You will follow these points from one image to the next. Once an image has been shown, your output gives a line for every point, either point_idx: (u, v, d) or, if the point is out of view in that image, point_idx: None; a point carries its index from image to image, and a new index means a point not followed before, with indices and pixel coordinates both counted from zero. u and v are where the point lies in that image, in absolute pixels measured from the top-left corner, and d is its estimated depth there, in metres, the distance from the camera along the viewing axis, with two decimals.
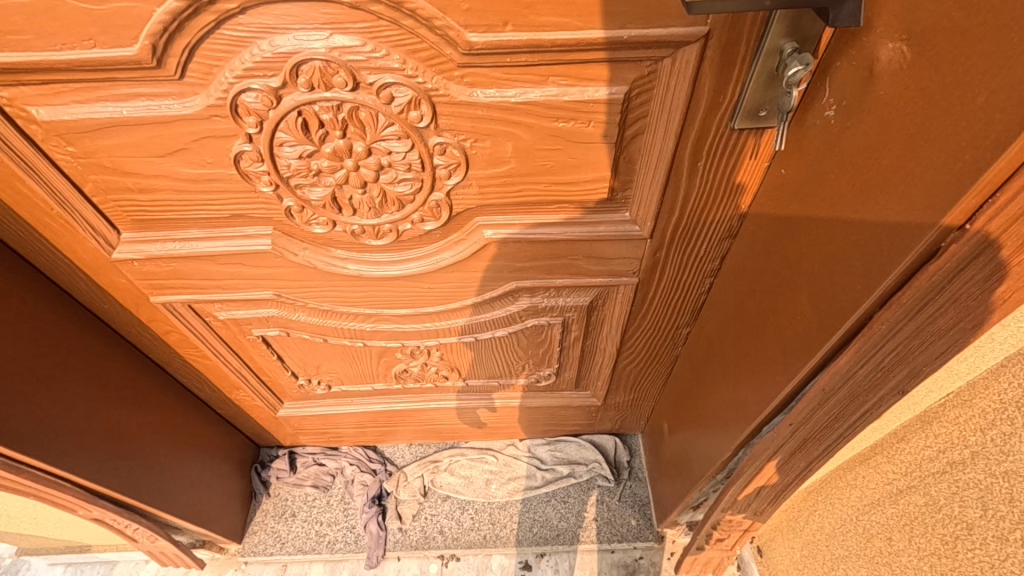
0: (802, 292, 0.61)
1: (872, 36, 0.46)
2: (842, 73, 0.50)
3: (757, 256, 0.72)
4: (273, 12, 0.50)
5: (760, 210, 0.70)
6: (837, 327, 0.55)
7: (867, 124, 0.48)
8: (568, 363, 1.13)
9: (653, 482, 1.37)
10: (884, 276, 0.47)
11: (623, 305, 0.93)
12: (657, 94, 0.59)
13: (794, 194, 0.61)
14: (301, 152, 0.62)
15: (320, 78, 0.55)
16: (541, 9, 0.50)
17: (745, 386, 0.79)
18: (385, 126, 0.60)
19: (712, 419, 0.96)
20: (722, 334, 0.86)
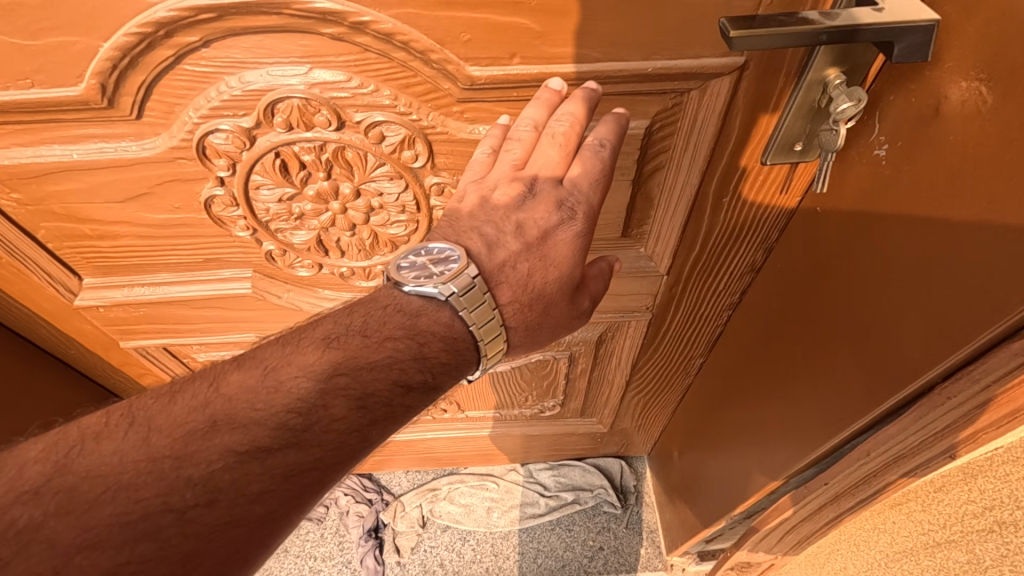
0: (840, 345, 0.55)
1: (939, 72, 0.39)
2: (897, 109, 0.44)
3: (785, 296, 0.66)
4: (241, 45, 0.43)
5: (788, 247, 0.64)
6: (886, 391, 0.49)
7: (928, 173, 0.42)
8: (575, 392, 1.06)
9: (662, 508, 1.32)
10: (953, 347, 0.42)
11: (635, 338, 0.87)
12: (683, 127, 0.52)
13: (831, 237, 0.55)
14: (280, 195, 0.55)
15: (299, 118, 0.48)
16: (553, 39, 0.43)
17: (772, 432, 0.74)
18: (375, 166, 0.53)
19: (729, 456, 0.90)
20: (742, 371, 0.80)
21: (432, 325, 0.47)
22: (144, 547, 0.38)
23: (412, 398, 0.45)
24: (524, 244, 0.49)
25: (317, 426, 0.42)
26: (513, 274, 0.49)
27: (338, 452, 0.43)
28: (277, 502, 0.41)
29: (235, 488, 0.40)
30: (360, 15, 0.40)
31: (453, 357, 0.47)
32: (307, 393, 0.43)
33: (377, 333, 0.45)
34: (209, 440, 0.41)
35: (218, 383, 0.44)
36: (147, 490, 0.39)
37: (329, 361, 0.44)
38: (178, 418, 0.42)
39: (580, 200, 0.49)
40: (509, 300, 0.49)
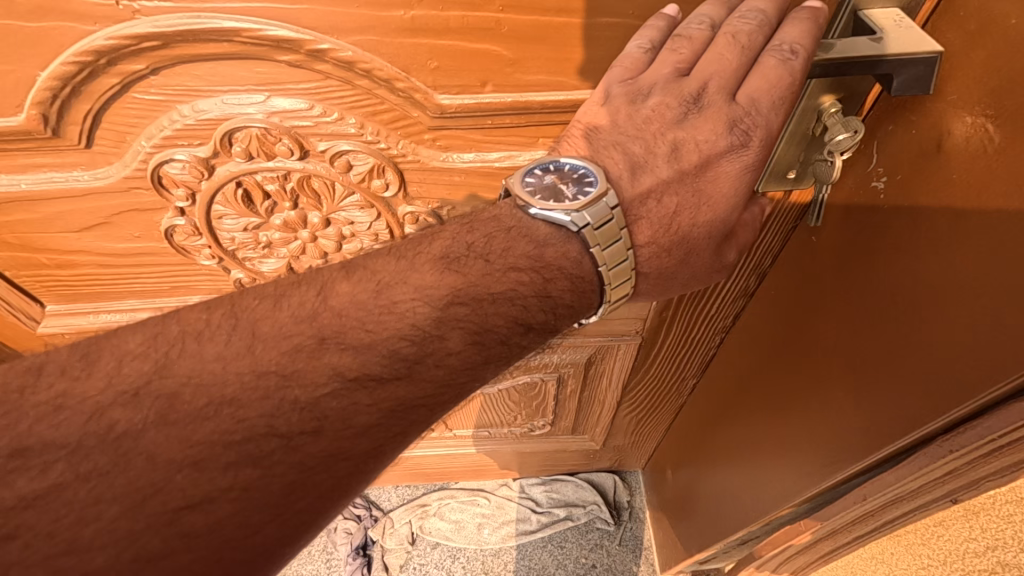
0: (833, 384, 0.52)
1: (942, 105, 0.37)
2: (896, 141, 0.41)
3: (777, 326, 0.63)
4: (193, 72, 0.40)
5: (782, 275, 0.61)
6: (882, 438, 0.46)
7: (928, 212, 0.39)
8: (566, 412, 1.04)
9: (656, 524, 1.29)
10: (953, 400, 0.39)
11: (625, 360, 0.84)
12: None
13: (824, 270, 0.52)
14: (245, 225, 0.52)
15: (259, 147, 0.45)
16: (527, 66, 0.40)
17: (766, 462, 0.71)
18: (344, 196, 0.50)
19: (723, 481, 0.87)
20: (736, 397, 0.77)
21: (558, 259, 0.40)
22: (249, 473, 0.35)
23: (529, 335, 0.42)
24: (680, 172, 0.40)
25: (430, 359, 0.39)
26: (656, 208, 0.41)
27: (452, 387, 0.40)
28: (386, 436, 0.38)
29: (349, 415, 0.37)
30: (317, 42, 0.37)
31: (575, 303, 0.42)
32: (424, 320, 0.39)
33: (502, 260, 0.40)
34: (318, 359, 0.37)
35: (326, 294, 0.39)
36: (251, 408, 0.35)
37: (450, 286, 0.39)
38: (282, 325, 0.38)
39: (758, 124, 0.38)
40: (648, 240, 0.42)
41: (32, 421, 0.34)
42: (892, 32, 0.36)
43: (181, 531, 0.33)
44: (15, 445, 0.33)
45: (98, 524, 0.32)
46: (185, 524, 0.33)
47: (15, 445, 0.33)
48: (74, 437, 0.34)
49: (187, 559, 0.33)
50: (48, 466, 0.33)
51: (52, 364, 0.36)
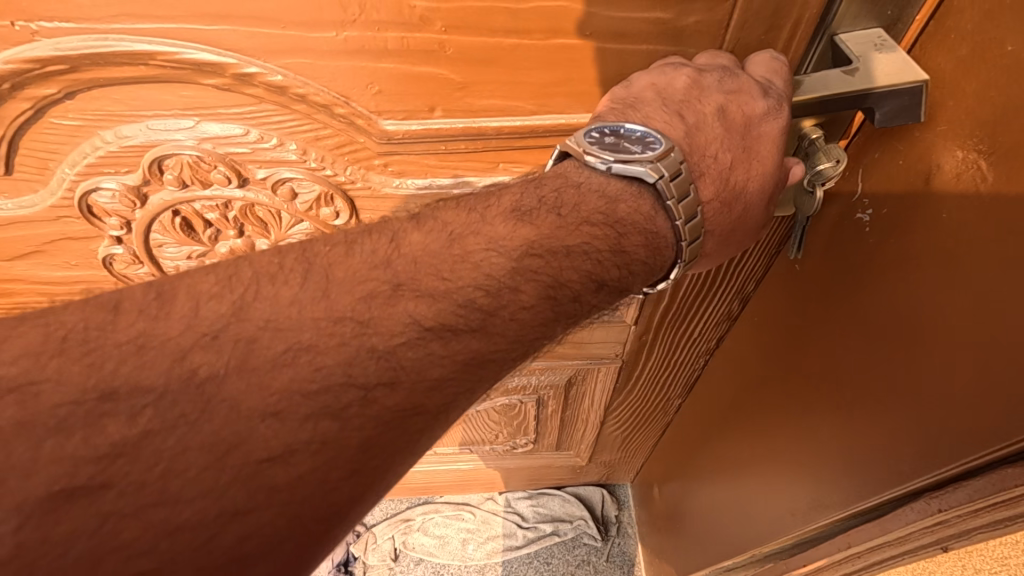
0: (816, 425, 0.49)
1: (931, 137, 0.33)
2: (879, 173, 0.38)
3: (758, 356, 0.60)
4: (112, 96, 0.36)
5: (763, 303, 0.58)
6: (868, 487, 0.43)
7: (915, 252, 0.35)
8: (548, 430, 1.00)
9: (644, 539, 1.26)
10: (945, 458, 0.35)
11: (606, 382, 0.81)
12: None
13: (804, 303, 0.48)
14: (188, 253, 0.49)
15: (192, 176, 0.41)
16: (478, 90, 0.36)
17: (748, 493, 0.68)
18: (292, 224, 0.47)
19: (708, 504, 0.84)
20: (719, 422, 0.74)
21: (632, 216, 0.35)
22: (326, 428, 0.30)
23: (604, 291, 0.36)
24: (727, 128, 0.35)
25: (502, 311, 0.33)
26: (715, 164, 0.36)
27: (523, 345, 0.34)
28: (458, 393, 0.33)
29: (416, 373, 0.31)
30: (242, 66, 0.34)
31: (648, 265, 0.36)
32: (499, 271, 0.33)
33: (573, 211, 0.34)
34: (393, 307, 0.32)
35: (398, 242, 0.34)
36: (330, 356, 0.30)
37: (524, 237, 0.34)
38: (355, 269, 0.32)
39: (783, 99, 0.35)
40: (712, 200, 0.36)
41: (117, 362, 0.29)
42: (861, 64, 0.34)
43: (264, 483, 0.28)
44: (103, 386, 0.28)
45: (186, 477, 0.27)
46: (267, 479, 0.28)
47: (100, 387, 0.28)
48: (160, 381, 0.29)
49: (267, 520, 0.28)
50: (136, 412, 0.28)
51: (127, 302, 0.31)
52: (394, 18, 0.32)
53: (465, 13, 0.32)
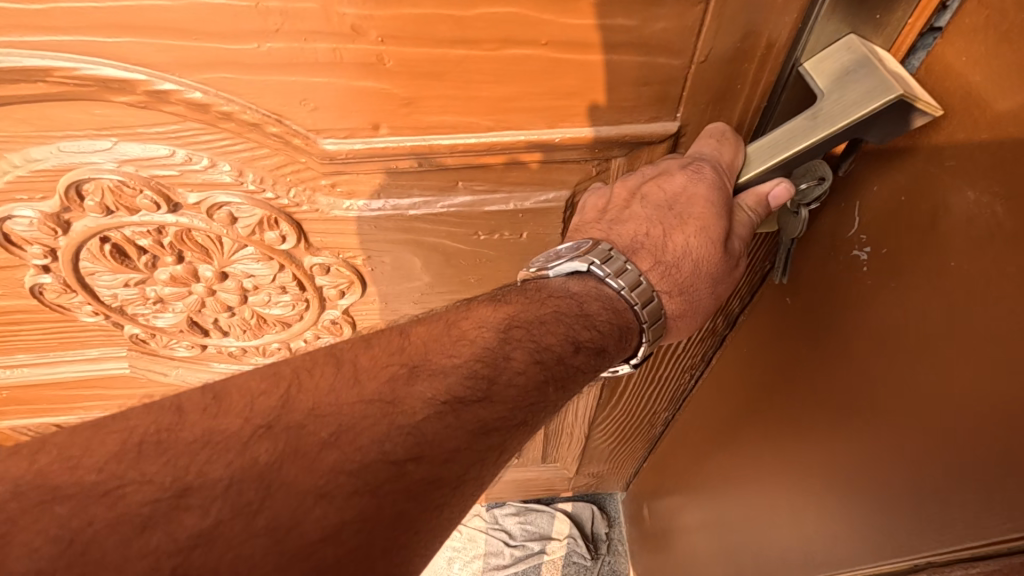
0: (808, 469, 0.46)
1: (940, 172, 0.30)
2: (877, 208, 0.34)
3: (749, 387, 0.56)
4: (15, 116, 0.32)
5: (753, 332, 0.55)
6: (859, 546, 0.40)
7: (919, 297, 0.32)
8: (532, 444, 0.97)
9: (634, 557, 1.23)
10: (946, 539, 0.32)
11: (589, 398, 0.78)
12: None
13: (796, 339, 0.45)
14: (125, 281, 0.45)
15: (116, 201, 0.37)
16: (427, 106, 0.33)
17: (738, 529, 0.65)
18: (237, 250, 0.43)
19: (697, 531, 0.81)
20: (708, 448, 0.71)
21: (583, 293, 0.34)
22: (359, 504, 0.26)
23: (586, 356, 0.33)
24: (653, 207, 0.35)
25: (504, 377, 0.30)
26: (649, 242, 0.35)
27: (526, 413, 0.31)
28: (472, 466, 0.29)
29: (423, 436, 0.28)
30: (155, 82, 0.30)
31: (613, 326, 0.34)
32: (489, 344, 0.31)
33: (535, 291, 0.34)
34: (410, 385, 0.29)
35: (405, 334, 0.32)
36: (365, 434, 0.27)
37: (504, 314, 0.33)
38: (376, 356, 0.30)
39: (703, 165, 0.34)
40: (651, 270, 0.35)
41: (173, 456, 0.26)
42: (826, 104, 0.31)
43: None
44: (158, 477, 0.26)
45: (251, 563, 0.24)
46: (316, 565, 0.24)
47: (174, 483, 0.25)
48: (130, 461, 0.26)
49: None
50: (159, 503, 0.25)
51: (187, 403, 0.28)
52: (323, 28, 0.28)
53: (404, 22, 0.29)
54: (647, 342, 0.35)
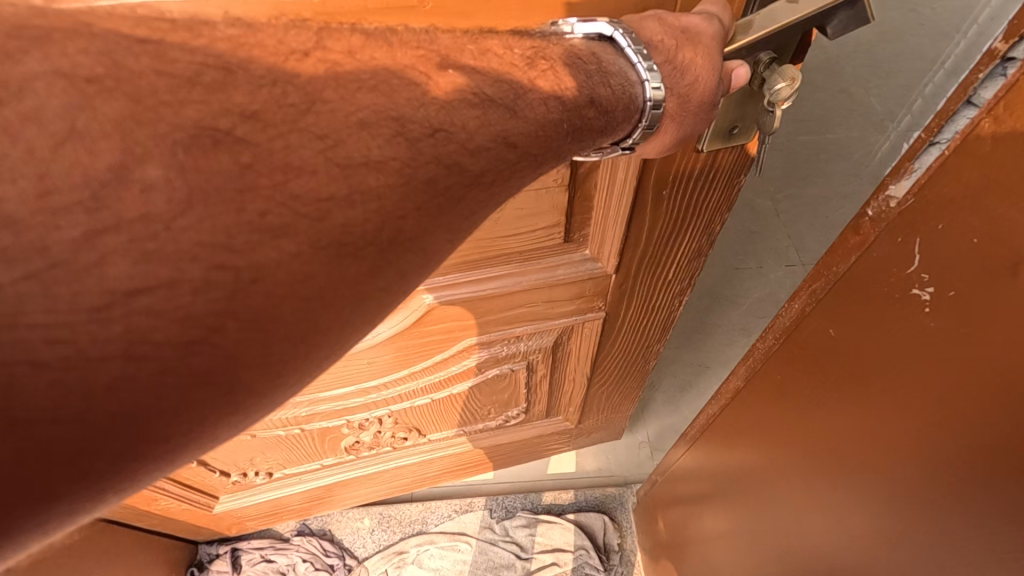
0: (834, 473, 0.51)
1: (1006, 214, 0.32)
2: (936, 237, 0.38)
3: (771, 395, 0.60)
4: None
5: (775, 343, 0.58)
6: (886, 552, 0.47)
7: (984, 333, 0.35)
8: (539, 398, 1.03)
9: (649, 566, 1.24)
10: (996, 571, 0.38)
11: (591, 340, 0.84)
12: None
13: (834, 350, 0.49)
14: None
15: None
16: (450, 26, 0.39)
17: (739, 519, 0.74)
18: None
19: (693, 513, 0.91)
20: (712, 453, 0.78)
21: (601, 59, 0.40)
22: (401, 148, 0.31)
23: (597, 112, 0.41)
24: (668, 26, 0.40)
25: (530, 98, 0.37)
26: (664, 45, 0.40)
27: (548, 135, 0.38)
28: (486, 160, 0.35)
29: (463, 147, 0.34)
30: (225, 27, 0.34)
31: (618, 98, 0.41)
32: (513, 59, 0.37)
33: (566, 53, 0.40)
34: (445, 72, 0.34)
35: (427, 34, 0.35)
36: (405, 96, 0.32)
37: (532, 46, 0.38)
38: (404, 38, 0.34)
39: (713, 15, 0.41)
40: (661, 65, 0.41)
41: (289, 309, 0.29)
42: None
43: (370, 269, 0.31)
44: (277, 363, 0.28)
45: None
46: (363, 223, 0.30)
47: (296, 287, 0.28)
48: None
49: None
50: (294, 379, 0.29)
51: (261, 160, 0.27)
52: None
53: None
54: (643, 127, 0.43)
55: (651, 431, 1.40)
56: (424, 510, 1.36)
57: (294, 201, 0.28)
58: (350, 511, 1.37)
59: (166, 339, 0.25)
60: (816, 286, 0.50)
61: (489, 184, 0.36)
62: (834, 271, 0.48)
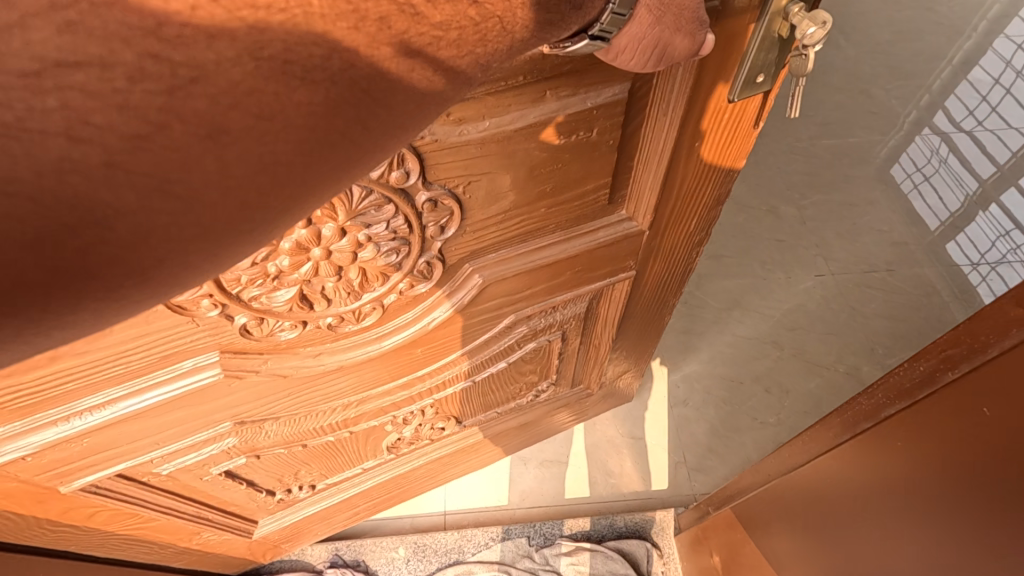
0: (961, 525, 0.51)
1: None
2: None
3: (878, 447, 0.61)
4: None
5: (892, 398, 0.59)
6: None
7: None
8: (567, 368, 1.07)
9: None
10: None
11: (620, 302, 0.88)
12: (657, 98, 0.53)
13: (974, 411, 0.50)
14: (254, 258, 0.47)
15: None
16: None
17: (814, 550, 0.75)
18: (361, 198, 0.47)
19: (750, 530, 0.94)
20: (793, 495, 0.78)
21: None
22: None
23: None
24: None
25: None
26: None
27: None
28: None
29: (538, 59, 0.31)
30: None
31: None
32: None
33: None
34: None
35: None
36: None
37: None
38: None
39: None
40: None
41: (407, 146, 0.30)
42: None
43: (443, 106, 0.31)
44: None
45: None
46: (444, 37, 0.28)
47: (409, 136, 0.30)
48: None
49: None
50: None
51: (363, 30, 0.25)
52: None
53: None
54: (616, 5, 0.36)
55: (686, 452, 1.43)
56: (460, 538, 1.34)
57: (261, 42, 0.22)
58: (384, 540, 1.35)
59: (173, 141, 0.22)
60: (955, 351, 0.52)
61: (468, 74, 0.31)
62: (983, 341, 0.49)
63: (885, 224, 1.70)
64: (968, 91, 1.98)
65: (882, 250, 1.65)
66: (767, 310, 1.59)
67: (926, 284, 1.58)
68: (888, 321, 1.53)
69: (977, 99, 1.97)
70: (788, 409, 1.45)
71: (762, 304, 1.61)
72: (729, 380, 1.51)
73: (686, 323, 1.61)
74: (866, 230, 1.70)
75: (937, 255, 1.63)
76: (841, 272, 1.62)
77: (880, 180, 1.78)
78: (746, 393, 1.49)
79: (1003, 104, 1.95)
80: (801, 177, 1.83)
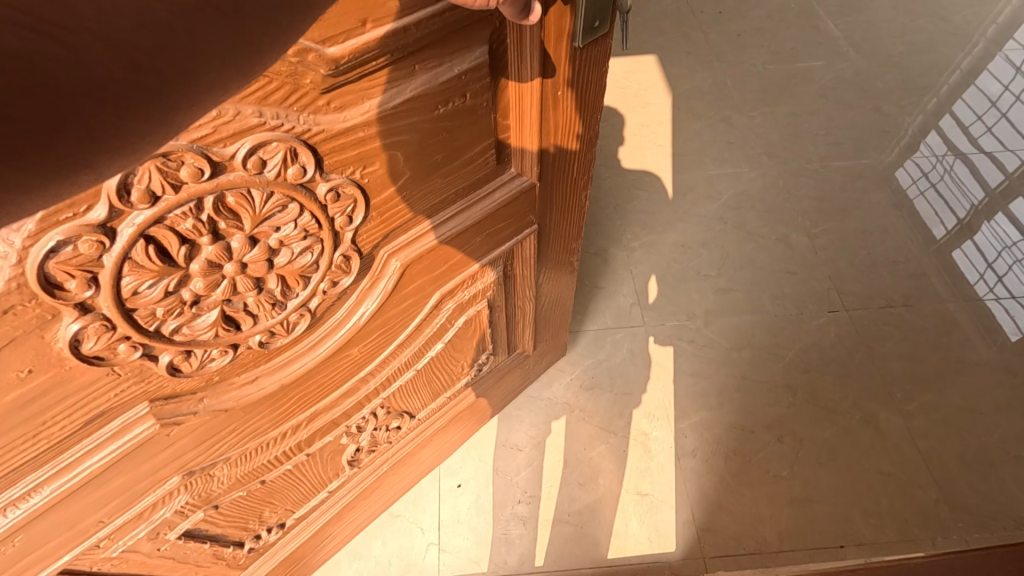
0: None
1: None
2: None
3: None
4: None
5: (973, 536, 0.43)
6: None
7: None
8: (501, 333, 1.12)
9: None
10: None
11: (529, 258, 0.95)
12: (512, 56, 0.58)
13: None
14: (166, 287, 0.46)
15: (162, 181, 0.40)
16: None
17: None
18: (262, 202, 0.48)
19: None
20: None
21: None
22: None
23: None
24: None
25: None
26: None
27: None
28: None
29: None
30: None
31: None
32: None
33: None
34: None
35: None
36: None
37: None
38: None
39: None
40: None
41: None
42: None
43: None
44: None
45: None
46: None
47: None
48: None
49: None
50: None
51: None
52: None
53: None
54: None
55: (695, 508, 1.27)
56: None
57: None
58: None
59: None
60: None
61: None
62: None
63: (903, 251, 1.67)
64: (978, 96, 2.04)
65: (899, 283, 1.61)
66: (781, 349, 1.50)
67: (948, 317, 1.54)
68: (907, 360, 1.47)
69: (987, 103, 2.03)
70: (803, 461, 1.33)
71: (775, 342, 1.51)
72: (740, 430, 1.37)
73: (695, 364, 1.47)
74: (882, 260, 1.65)
75: (950, 270, 1.63)
76: (856, 308, 1.56)
77: (895, 203, 1.77)
78: (759, 443, 1.35)
79: (1014, 110, 2.02)
80: (812, 205, 1.77)
